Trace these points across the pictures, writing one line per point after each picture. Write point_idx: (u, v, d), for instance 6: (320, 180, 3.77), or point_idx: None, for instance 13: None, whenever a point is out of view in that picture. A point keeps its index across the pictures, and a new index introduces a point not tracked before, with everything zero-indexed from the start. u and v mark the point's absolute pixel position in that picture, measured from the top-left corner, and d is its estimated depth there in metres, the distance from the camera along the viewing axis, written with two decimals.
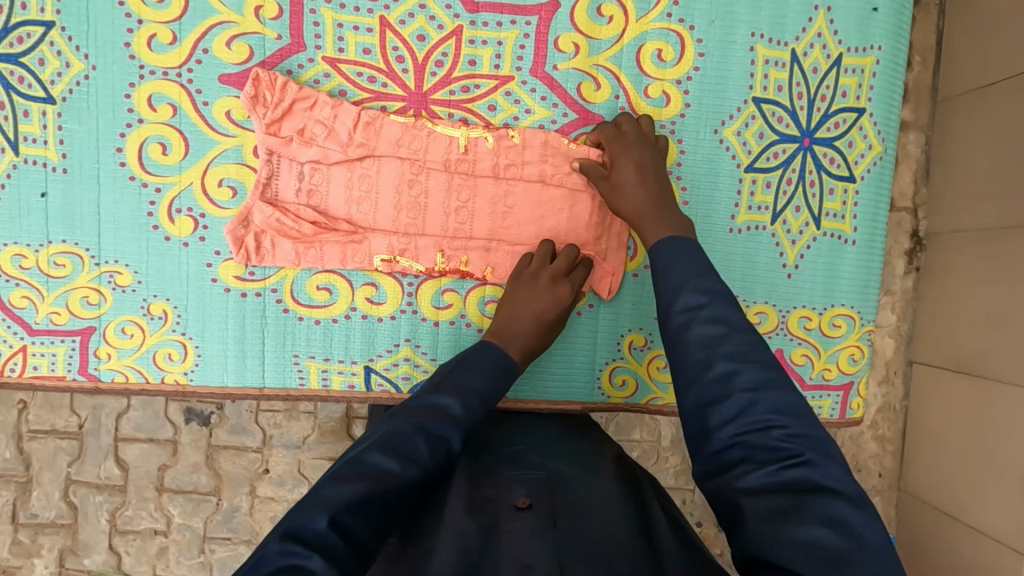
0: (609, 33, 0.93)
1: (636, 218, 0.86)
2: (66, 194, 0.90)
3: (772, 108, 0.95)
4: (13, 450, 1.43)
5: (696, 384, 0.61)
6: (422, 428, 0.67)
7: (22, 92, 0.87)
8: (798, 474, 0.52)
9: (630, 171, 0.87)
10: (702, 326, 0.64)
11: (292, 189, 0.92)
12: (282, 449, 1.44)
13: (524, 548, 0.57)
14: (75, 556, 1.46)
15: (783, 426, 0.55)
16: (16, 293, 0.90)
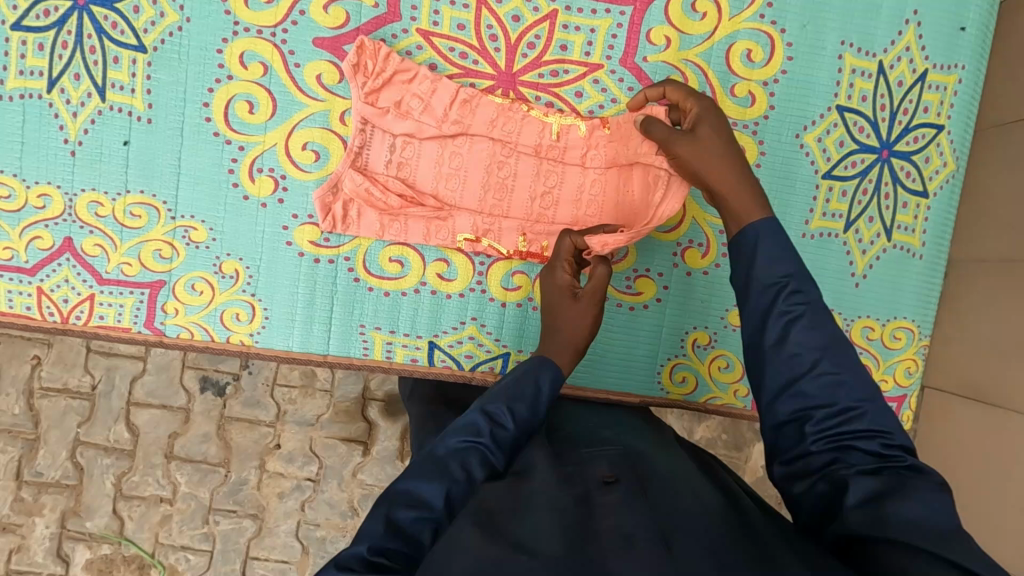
0: (701, 29, 0.94)
1: (722, 174, 0.73)
2: (147, 144, 0.88)
3: (854, 118, 0.96)
4: (21, 406, 1.42)
5: (795, 386, 0.60)
6: (442, 444, 0.67)
7: (114, 38, 0.86)
8: (891, 474, 0.56)
9: (713, 126, 0.77)
10: (805, 329, 0.61)
11: (382, 160, 0.93)
12: (295, 426, 1.45)
13: (618, 518, 0.58)
14: (77, 519, 1.43)
15: (887, 436, 0.58)
16: (89, 240, 0.89)
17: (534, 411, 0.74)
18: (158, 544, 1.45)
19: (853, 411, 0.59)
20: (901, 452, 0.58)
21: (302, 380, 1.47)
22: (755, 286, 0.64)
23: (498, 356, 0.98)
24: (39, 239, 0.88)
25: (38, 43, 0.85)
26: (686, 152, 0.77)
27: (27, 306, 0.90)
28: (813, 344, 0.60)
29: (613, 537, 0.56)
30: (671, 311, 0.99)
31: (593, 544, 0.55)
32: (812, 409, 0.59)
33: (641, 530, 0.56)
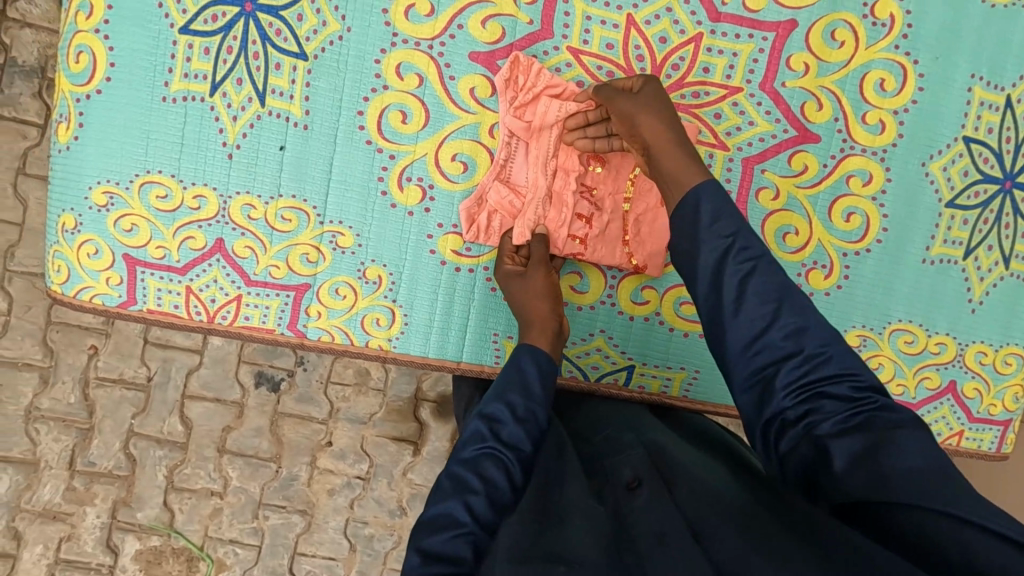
0: (839, 57, 0.96)
1: (657, 142, 0.78)
2: (303, 148, 0.90)
3: (979, 149, 0.99)
4: (77, 395, 1.42)
5: (762, 341, 0.63)
6: (455, 459, 0.69)
7: (277, 45, 0.87)
8: (867, 418, 0.58)
9: (656, 96, 0.82)
10: (761, 279, 0.65)
11: (525, 174, 0.94)
12: (348, 423, 1.47)
13: (654, 519, 0.63)
14: (128, 509, 1.44)
15: (855, 378, 0.61)
16: (240, 242, 0.90)
17: (529, 397, 0.74)
18: (207, 537, 1.46)
19: (817, 356, 0.62)
20: (871, 393, 0.61)
21: (357, 377, 1.48)
22: (705, 246, 0.68)
23: (623, 368, 1.01)
24: (192, 239, 0.90)
25: (204, 47, 0.86)
26: (628, 112, 0.81)
27: (175, 304, 0.92)
28: (767, 297, 0.64)
29: (649, 538, 0.60)
30: None
31: (629, 551, 0.60)
32: (779, 362, 0.63)
33: (672, 529, 0.61)
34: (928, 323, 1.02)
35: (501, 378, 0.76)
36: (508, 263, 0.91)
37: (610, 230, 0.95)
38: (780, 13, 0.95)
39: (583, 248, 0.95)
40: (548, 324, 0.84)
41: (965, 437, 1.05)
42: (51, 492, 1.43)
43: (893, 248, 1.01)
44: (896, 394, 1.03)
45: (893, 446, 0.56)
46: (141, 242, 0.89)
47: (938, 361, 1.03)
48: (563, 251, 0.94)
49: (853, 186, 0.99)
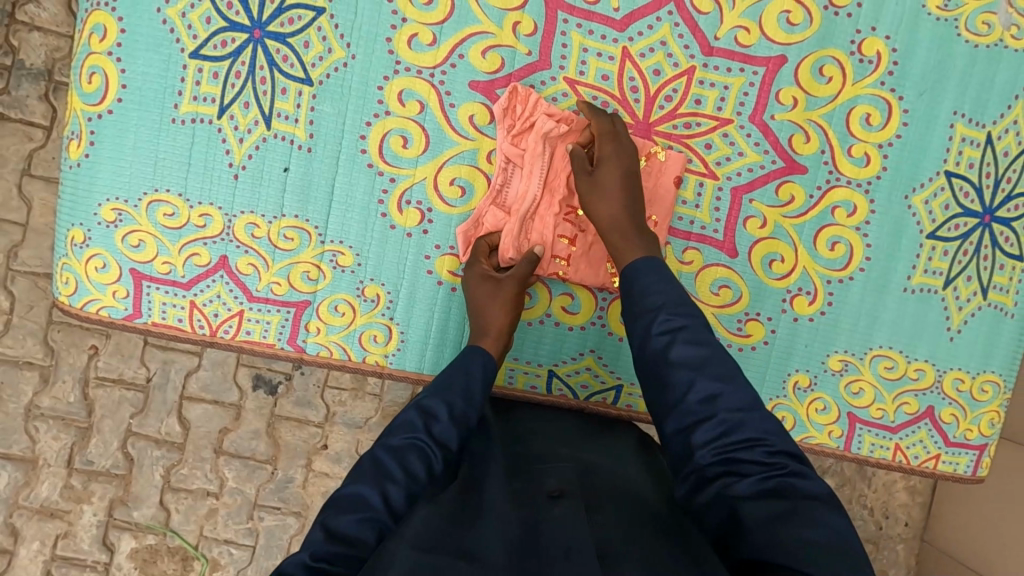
0: (826, 92, 1.00)
1: (610, 225, 0.87)
2: (306, 170, 0.93)
3: (960, 183, 1.02)
4: (76, 395, 1.45)
5: (683, 404, 0.70)
6: (383, 446, 0.75)
7: (284, 70, 0.91)
8: (780, 482, 0.64)
9: (618, 177, 0.89)
10: (682, 346, 0.73)
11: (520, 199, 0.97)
12: (344, 427, 1.49)
13: (564, 534, 0.62)
14: (125, 508, 1.47)
15: (769, 444, 0.67)
16: (244, 260, 0.93)
17: (468, 399, 0.82)
18: (202, 537, 1.49)
19: (730, 420, 0.68)
20: (785, 458, 0.66)
21: (353, 381, 1.51)
22: (636, 317, 0.78)
23: (612, 387, 1.04)
24: (197, 256, 0.93)
25: (213, 71, 0.90)
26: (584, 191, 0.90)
27: (178, 318, 0.95)
28: (690, 364, 0.72)
29: (556, 550, 0.60)
30: (777, 353, 1.05)
31: (533, 559, 0.60)
32: (696, 424, 0.69)
33: (581, 545, 0.60)
34: (908, 349, 1.06)
35: (445, 379, 0.83)
36: (482, 264, 0.94)
37: (594, 251, 0.98)
38: (771, 48, 0.98)
39: (567, 268, 0.97)
40: (504, 333, 0.90)
41: (942, 461, 1.08)
42: (50, 489, 1.46)
43: (877, 276, 1.04)
44: (876, 417, 1.07)
45: (801, 513, 0.61)
46: (147, 257, 0.92)
47: (917, 387, 1.06)
48: (547, 270, 0.97)
49: (838, 217, 1.03)
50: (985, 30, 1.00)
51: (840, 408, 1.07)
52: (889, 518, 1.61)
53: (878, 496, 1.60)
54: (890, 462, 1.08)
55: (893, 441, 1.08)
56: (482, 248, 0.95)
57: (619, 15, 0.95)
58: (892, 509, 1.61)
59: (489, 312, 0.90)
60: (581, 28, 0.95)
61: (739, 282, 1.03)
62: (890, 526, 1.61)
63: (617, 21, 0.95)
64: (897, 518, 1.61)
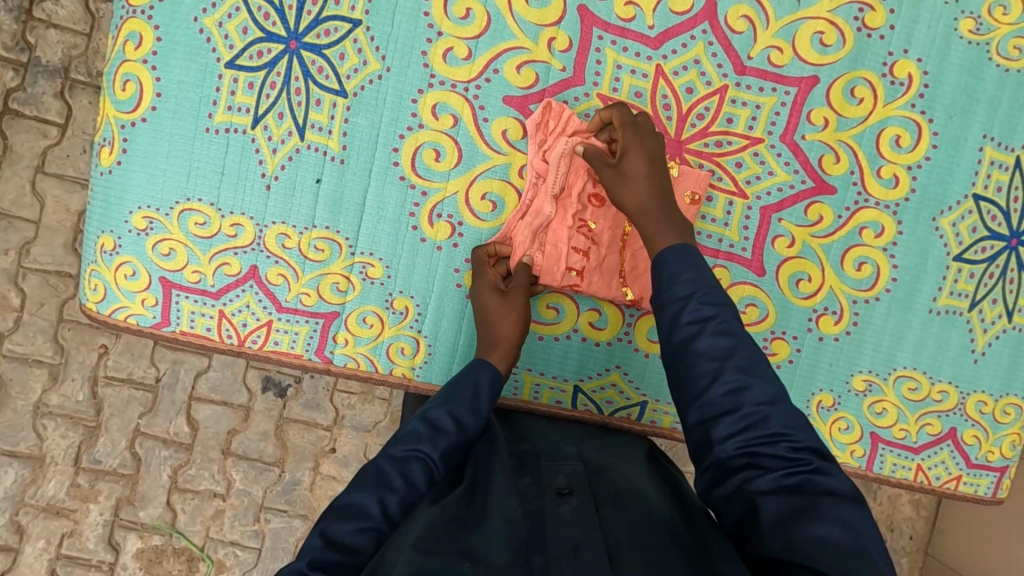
0: (857, 113, 1.00)
1: (639, 213, 0.86)
2: (339, 181, 0.93)
3: (988, 207, 1.03)
4: (86, 393, 1.45)
5: (704, 398, 0.70)
6: (385, 455, 0.75)
7: (318, 81, 0.90)
8: (801, 478, 0.64)
9: (641, 163, 0.87)
10: (710, 338, 0.71)
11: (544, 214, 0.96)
12: (352, 430, 1.49)
13: (567, 532, 0.67)
14: (131, 508, 1.46)
15: (792, 440, 0.66)
16: (274, 270, 0.93)
17: (473, 411, 0.82)
18: (208, 538, 1.48)
19: (755, 414, 0.68)
20: (808, 455, 0.66)
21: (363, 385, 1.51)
22: (665, 300, 0.76)
23: (637, 403, 1.04)
24: (227, 265, 0.93)
25: (248, 81, 0.89)
26: (613, 184, 0.88)
27: (207, 327, 0.94)
28: (715, 354, 0.71)
29: (562, 547, 0.65)
30: (802, 371, 1.05)
31: (539, 554, 0.64)
32: (719, 416, 0.69)
33: (588, 544, 0.65)
34: (932, 370, 1.06)
35: (446, 390, 0.83)
36: (488, 274, 0.93)
37: (607, 263, 0.96)
38: (804, 68, 0.98)
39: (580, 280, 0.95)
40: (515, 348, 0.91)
41: (963, 482, 1.09)
42: (56, 487, 1.45)
43: (902, 298, 1.04)
44: (898, 438, 1.07)
45: (820, 510, 0.61)
46: (177, 266, 0.92)
47: (939, 409, 1.07)
48: (560, 283, 0.95)
49: (866, 238, 1.03)
50: (1016, 55, 1.00)
51: (863, 427, 1.07)
52: (894, 531, 1.61)
53: (883, 509, 1.60)
54: (911, 482, 1.08)
55: (915, 462, 1.08)
56: (482, 257, 0.94)
57: (654, 33, 0.95)
58: (896, 523, 1.61)
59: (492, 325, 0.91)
60: (616, 45, 0.95)
61: (765, 300, 1.03)
62: (894, 539, 1.61)
63: (653, 39, 0.95)
64: (902, 531, 1.61)
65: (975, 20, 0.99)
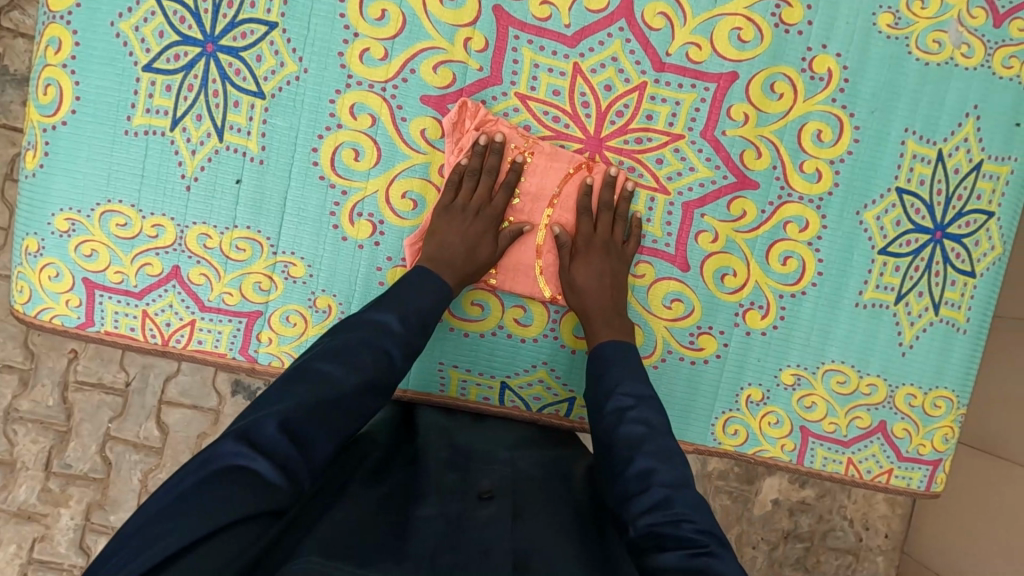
0: (778, 108, 1.00)
1: (583, 311, 0.95)
2: (259, 182, 0.94)
3: (912, 200, 1.03)
4: (55, 398, 1.45)
5: (621, 481, 0.74)
6: (364, 344, 0.76)
7: (237, 83, 0.92)
8: (699, 558, 0.64)
9: (593, 269, 0.96)
10: (628, 425, 0.78)
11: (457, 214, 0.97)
12: None
13: (485, 533, 0.66)
14: (102, 512, 1.47)
15: (693, 521, 0.68)
16: (195, 270, 0.95)
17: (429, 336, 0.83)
18: None
19: (661, 497, 0.70)
20: (709, 538, 0.67)
21: None
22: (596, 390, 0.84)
23: (565, 399, 1.04)
24: (149, 266, 0.94)
25: (166, 84, 0.91)
26: (562, 290, 0.98)
27: (131, 327, 0.96)
28: (631, 441, 0.77)
29: (475, 548, 0.64)
30: (730, 366, 1.06)
31: (452, 553, 0.62)
32: (631, 498, 0.72)
33: (498, 548, 0.64)
34: (862, 364, 1.06)
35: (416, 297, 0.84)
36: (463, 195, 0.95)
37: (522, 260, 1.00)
38: (722, 65, 0.99)
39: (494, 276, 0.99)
40: (466, 277, 0.93)
41: (895, 475, 1.09)
42: (27, 492, 1.47)
43: (830, 292, 1.05)
44: (828, 431, 1.08)
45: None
46: (100, 267, 0.93)
47: (869, 403, 1.07)
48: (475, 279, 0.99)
49: (791, 232, 1.03)
50: (935, 49, 1.01)
51: (793, 422, 1.07)
52: (870, 529, 1.57)
53: (858, 507, 1.55)
54: (843, 476, 1.08)
55: (846, 455, 1.08)
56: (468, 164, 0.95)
57: (571, 31, 0.96)
58: (872, 521, 1.56)
59: (482, 269, 0.95)
60: (532, 44, 0.96)
61: (690, 296, 1.04)
62: (870, 537, 1.57)
63: (569, 37, 0.96)
64: (877, 529, 1.56)
65: (893, 15, 1.00)
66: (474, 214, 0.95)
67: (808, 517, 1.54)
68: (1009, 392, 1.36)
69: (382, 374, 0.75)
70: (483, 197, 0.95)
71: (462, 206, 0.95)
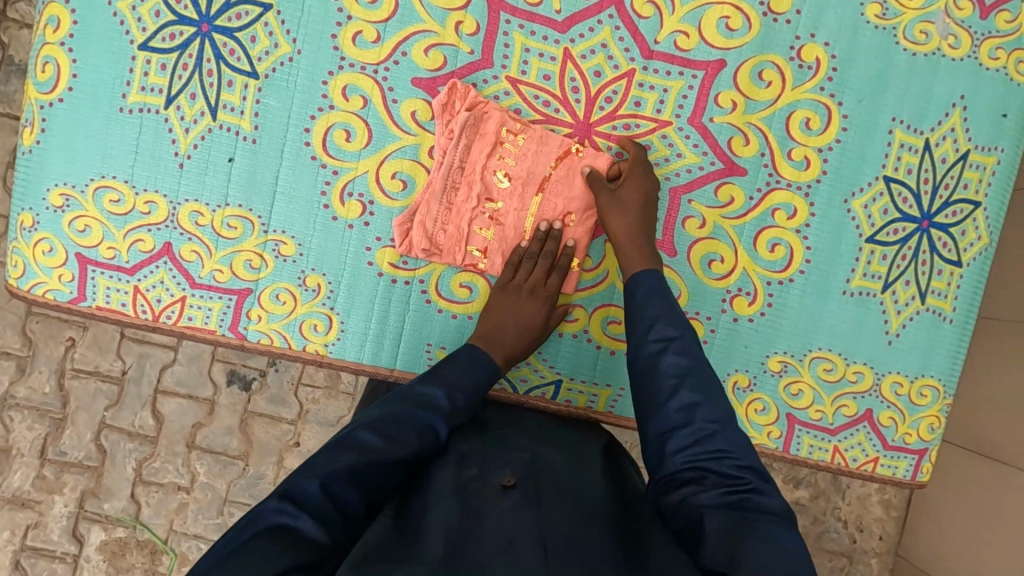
0: (766, 96, 1.01)
1: (624, 239, 0.94)
2: (251, 161, 0.96)
3: (899, 188, 1.04)
4: (52, 385, 1.46)
5: (662, 411, 0.78)
6: (407, 414, 0.79)
7: (231, 63, 0.93)
8: (741, 496, 0.70)
9: (636, 197, 0.96)
10: (672, 356, 0.81)
11: (444, 200, 0.99)
12: (316, 426, 1.47)
13: (506, 522, 0.65)
14: (95, 500, 1.47)
15: (735, 458, 0.73)
16: (187, 246, 0.96)
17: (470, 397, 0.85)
18: (172, 531, 1.48)
19: (704, 429, 0.75)
20: (749, 475, 0.72)
21: (327, 380, 1.49)
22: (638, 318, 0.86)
23: (551, 382, 1.05)
24: (142, 242, 0.95)
25: (161, 63, 0.92)
26: (607, 207, 0.96)
27: (122, 302, 0.97)
28: (675, 372, 0.80)
29: (498, 541, 0.63)
30: (717, 351, 1.06)
31: (473, 547, 0.63)
32: (671, 432, 0.76)
33: (522, 538, 0.63)
34: (848, 352, 1.07)
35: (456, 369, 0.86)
36: (526, 278, 0.98)
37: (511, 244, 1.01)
38: (710, 53, 1.00)
39: (483, 258, 1.00)
40: (515, 357, 0.95)
41: (881, 464, 1.09)
42: (22, 479, 1.47)
43: (817, 279, 1.05)
44: (815, 420, 1.08)
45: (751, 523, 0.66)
46: (93, 242, 0.95)
47: (855, 390, 1.07)
48: (462, 261, 1.00)
49: (778, 219, 1.04)
50: (923, 39, 1.02)
51: (779, 409, 1.07)
52: (864, 531, 1.55)
53: (852, 508, 1.54)
54: (829, 464, 1.09)
55: (832, 443, 1.08)
56: (529, 250, 0.99)
57: (561, 17, 0.97)
58: (867, 523, 1.55)
59: (527, 348, 0.97)
60: (524, 29, 0.97)
61: (678, 281, 1.05)
62: (863, 539, 1.55)
63: (560, 23, 0.97)
64: (872, 531, 1.55)
65: (881, 5, 1.01)
66: (529, 292, 0.98)
67: (802, 517, 1.54)
68: (1002, 393, 1.35)
69: (425, 447, 0.78)
70: (538, 278, 0.98)
71: (518, 285, 0.98)
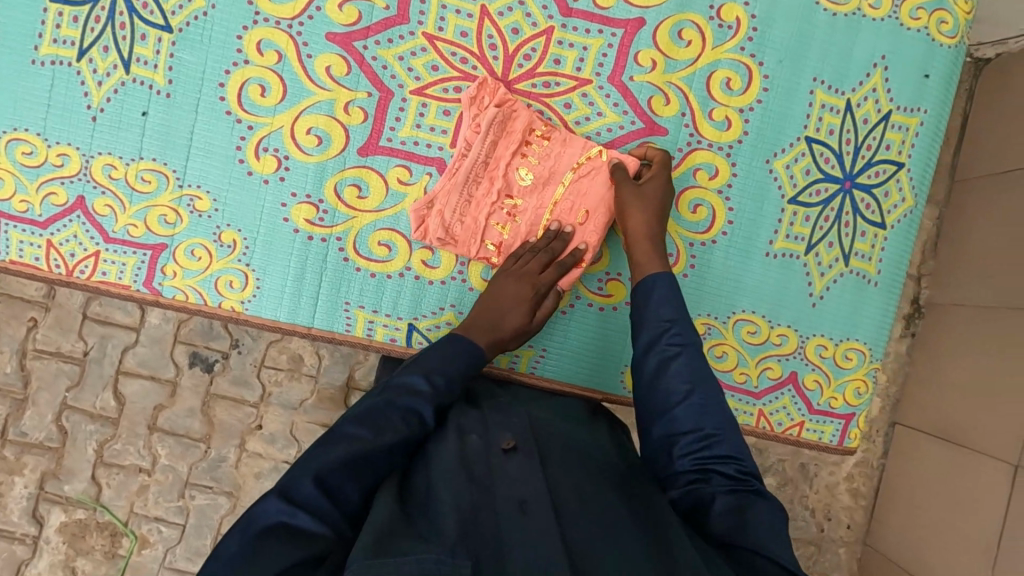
0: (685, 55, 1.01)
1: (639, 235, 0.94)
2: (165, 115, 0.96)
3: (820, 149, 1.03)
4: (14, 365, 1.26)
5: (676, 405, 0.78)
6: (393, 405, 0.74)
7: (144, 17, 0.94)
8: (746, 497, 0.72)
9: (660, 196, 0.96)
10: (685, 361, 0.81)
11: (467, 194, 1.00)
12: (279, 409, 1.28)
13: (518, 487, 0.68)
14: (56, 481, 1.27)
15: (740, 463, 0.75)
16: (100, 200, 0.96)
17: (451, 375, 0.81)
18: (133, 513, 1.27)
19: (713, 436, 0.76)
20: (753, 479, 0.75)
21: (291, 362, 1.29)
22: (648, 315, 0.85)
23: None
24: (54, 195, 0.95)
25: (73, 15, 0.93)
26: (630, 199, 0.95)
27: (35, 257, 0.96)
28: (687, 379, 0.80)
29: (511, 505, 0.66)
30: None
31: (486, 510, 0.65)
32: (680, 435, 0.77)
33: (534, 498, 0.66)
34: (773, 315, 1.06)
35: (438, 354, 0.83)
36: (527, 268, 0.96)
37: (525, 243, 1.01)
38: (630, 11, 1.00)
39: (497, 254, 1.01)
40: (498, 346, 0.91)
41: (807, 428, 1.08)
42: None
43: (741, 241, 1.05)
44: (739, 382, 1.07)
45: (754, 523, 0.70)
46: (4, 194, 0.94)
47: (779, 352, 1.06)
48: (477, 254, 1.01)
49: (700, 179, 1.04)
50: None
51: None
52: (831, 520, 1.35)
53: (821, 497, 1.35)
54: (755, 428, 1.08)
55: (757, 407, 1.07)
56: (535, 244, 0.98)
57: None
58: (835, 512, 1.35)
59: (509, 340, 0.92)
60: None
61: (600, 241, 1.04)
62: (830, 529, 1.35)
63: None
64: (840, 521, 1.35)
65: None
66: (518, 278, 0.95)
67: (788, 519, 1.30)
68: None
69: (415, 433, 0.74)
70: (534, 271, 0.96)
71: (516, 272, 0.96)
